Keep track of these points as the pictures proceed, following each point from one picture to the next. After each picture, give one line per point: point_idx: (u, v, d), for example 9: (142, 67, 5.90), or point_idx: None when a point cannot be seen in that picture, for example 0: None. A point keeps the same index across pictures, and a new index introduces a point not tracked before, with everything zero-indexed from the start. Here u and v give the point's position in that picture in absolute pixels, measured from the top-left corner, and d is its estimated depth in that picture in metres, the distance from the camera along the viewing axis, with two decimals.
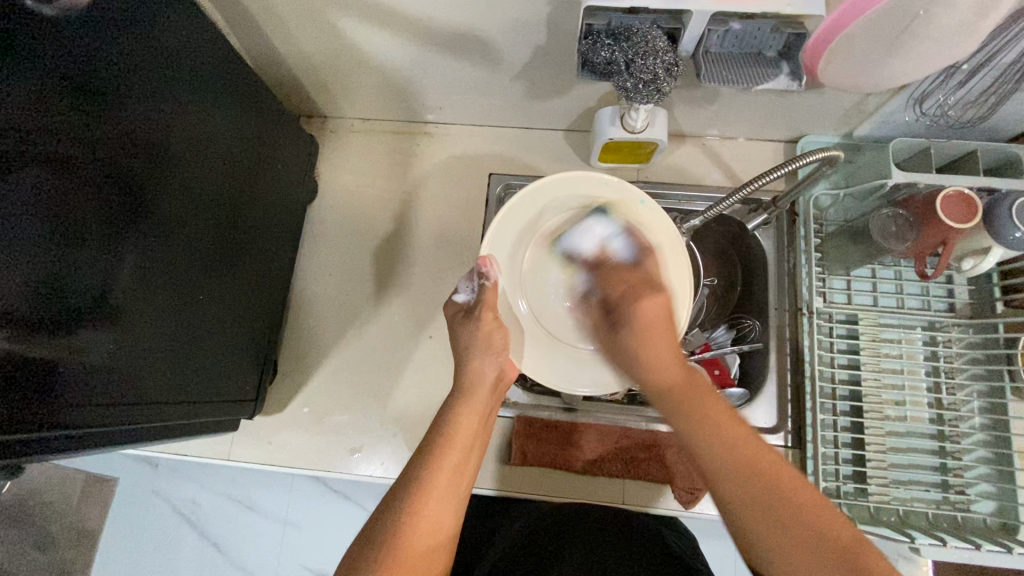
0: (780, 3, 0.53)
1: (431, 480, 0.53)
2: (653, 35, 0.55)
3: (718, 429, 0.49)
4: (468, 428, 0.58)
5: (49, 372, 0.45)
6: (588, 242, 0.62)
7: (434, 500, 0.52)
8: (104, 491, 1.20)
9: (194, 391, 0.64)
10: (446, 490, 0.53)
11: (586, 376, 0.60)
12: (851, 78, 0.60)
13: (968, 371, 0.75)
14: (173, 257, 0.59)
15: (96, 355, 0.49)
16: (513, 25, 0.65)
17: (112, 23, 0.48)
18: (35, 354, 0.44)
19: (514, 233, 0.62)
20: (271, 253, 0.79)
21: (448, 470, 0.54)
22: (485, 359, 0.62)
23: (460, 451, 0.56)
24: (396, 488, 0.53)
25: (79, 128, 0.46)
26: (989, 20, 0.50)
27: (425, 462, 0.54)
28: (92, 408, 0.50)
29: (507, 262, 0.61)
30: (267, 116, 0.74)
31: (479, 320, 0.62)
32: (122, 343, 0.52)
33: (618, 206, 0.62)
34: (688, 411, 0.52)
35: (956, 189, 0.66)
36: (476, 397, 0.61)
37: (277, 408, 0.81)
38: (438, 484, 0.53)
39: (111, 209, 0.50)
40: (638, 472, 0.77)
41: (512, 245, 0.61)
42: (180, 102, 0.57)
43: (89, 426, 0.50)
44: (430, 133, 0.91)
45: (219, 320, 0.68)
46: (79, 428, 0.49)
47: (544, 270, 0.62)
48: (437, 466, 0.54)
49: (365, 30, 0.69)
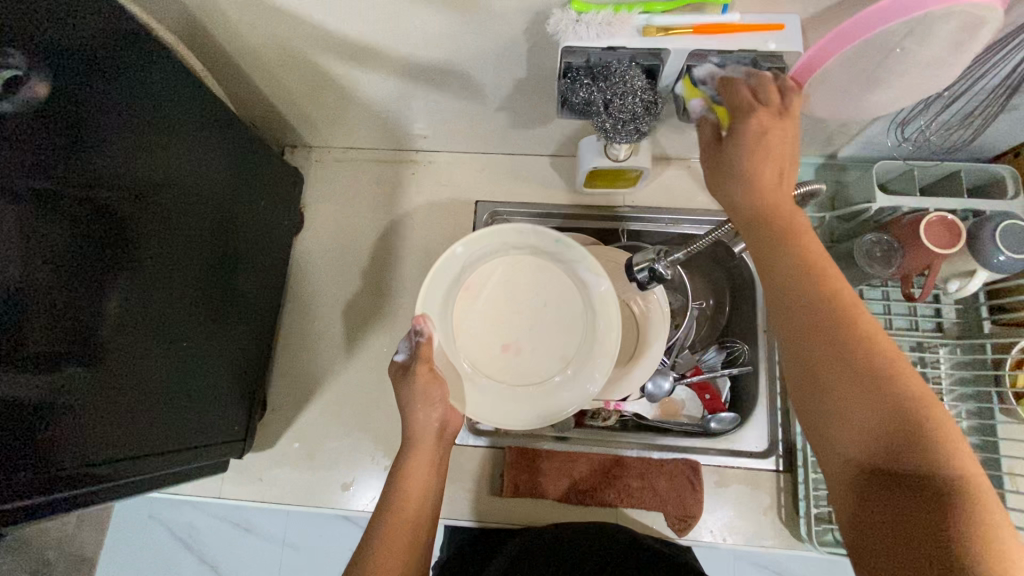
0: (757, 40, 0.53)
1: (385, 540, 0.56)
2: (632, 75, 0.56)
3: (835, 316, 0.42)
4: (418, 479, 0.61)
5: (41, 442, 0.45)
6: (510, 288, 0.71)
7: (388, 559, 0.55)
8: (98, 519, 1.19)
9: (182, 440, 0.64)
10: (401, 545, 0.56)
11: (532, 409, 0.69)
12: (832, 110, 0.60)
13: (956, 392, 0.76)
14: (157, 310, 0.59)
15: (82, 419, 0.49)
16: (494, 60, 0.64)
17: (83, 92, 0.47)
18: (25, 427, 0.44)
19: (444, 289, 0.69)
20: (257, 288, 0.79)
21: (399, 527, 0.57)
22: (427, 407, 0.63)
23: (411, 505, 0.59)
24: (358, 543, 0.57)
25: (58, 169, 0.46)
26: (965, 54, 0.50)
27: (378, 524, 0.58)
28: (81, 473, 0.50)
29: (441, 314, 0.69)
30: (249, 154, 0.73)
31: (416, 374, 0.63)
32: (109, 405, 0.52)
33: (533, 248, 0.71)
34: (807, 294, 0.43)
35: (938, 215, 0.67)
36: (424, 447, 0.63)
37: (266, 444, 0.81)
38: (393, 542, 0.56)
39: (91, 273, 0.50)
40: (630, 500, 0.76)
41: (444, 299, 0.69)
42: (158, 157, 0.56)
43: (79, 490, 0.50)
44: (415, 161, 0.91)
45: (206, 365, 0.68)
46: (67, 473, 0.48)
47: (474, 315, 0.71)
48: (389, 525, 0.57)
49: (346, 67, 0.69)
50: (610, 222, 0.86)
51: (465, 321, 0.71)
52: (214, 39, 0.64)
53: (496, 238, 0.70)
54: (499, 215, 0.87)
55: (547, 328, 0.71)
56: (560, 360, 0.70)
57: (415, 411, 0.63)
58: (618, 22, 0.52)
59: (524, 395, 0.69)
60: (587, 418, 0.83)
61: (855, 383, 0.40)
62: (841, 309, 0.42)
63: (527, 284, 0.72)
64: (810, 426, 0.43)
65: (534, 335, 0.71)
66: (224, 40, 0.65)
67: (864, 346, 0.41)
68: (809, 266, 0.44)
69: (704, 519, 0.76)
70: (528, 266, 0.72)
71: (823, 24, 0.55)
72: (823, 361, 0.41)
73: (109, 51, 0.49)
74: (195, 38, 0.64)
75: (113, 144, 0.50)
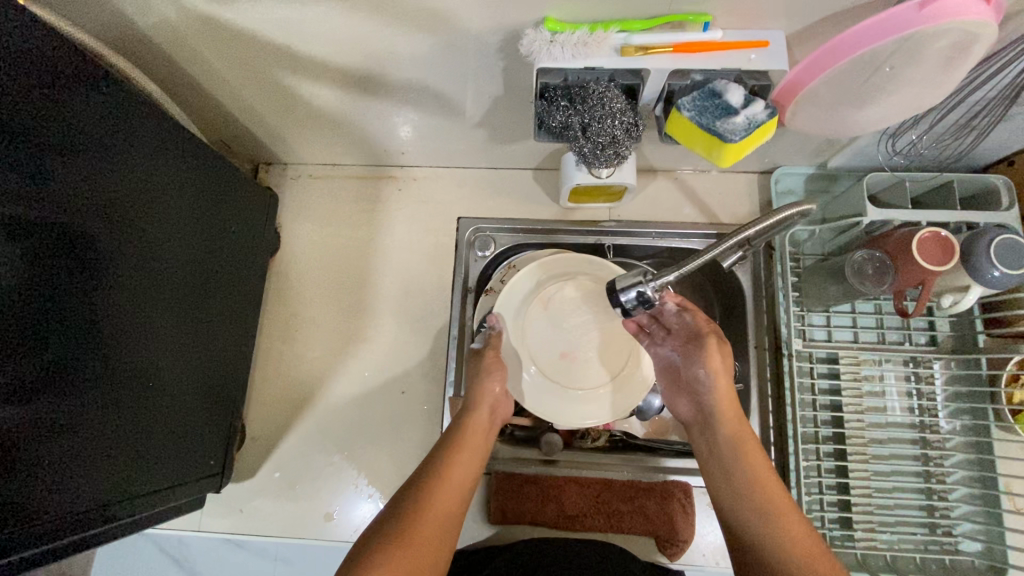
0: (739, 59, 0.51)
1: (444, 476, 0.55)
2: (610, 96, 0.54)
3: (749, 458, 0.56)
4: (476, 434, 0.61)
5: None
6: (573, 308, 0.76)
7: (446, 493, 0.53)
8: None
9: (156, 479, 0.62)
10: (454, 484, 0.55)
11: (577, 412, 0.73)
12: (819, 127, 0.58)
13: (951, 407, 0.75)
14: (127, 346, 0.57)
15: (43, 467, 0.47)
16: (469, 79, 0.62)
17: (25, 129, 0.45)
18: None
19: (520, 298, 0.76)
20: (234, 313, 0.77)
21: (459, 467, 0.56)
22: (491, 381, 0.67)
23: (471, 455, 0.59)
24: (413, 476, 0.55)
25: (26, 193, 0.45)
26: (957, 71, 0.48)
27: (441, 459, 0.57)
28: (41, 525, 0.48)
29: (513, 321, 0.75)
30: (221, 177, 0.71)
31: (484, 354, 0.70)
32: (71, 451, 0.50)
33: (597, 278, 0.76)
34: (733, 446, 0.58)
35: (931, 231, 0.65)
36: (483, 412, 0.64)
37: (247, 474, 0.79)
38: (450, 479, 0.55)
39: (48, 316, 0.47)
40: (620, 525, 0.76)
41: (517, 308, 0.76)
42: (119, 189, 0.54)
43: (48, 534, 0.48)
44: (395, 176, 0.88)
45: (181, 399, 0.66)
46: (31, 507, 0.47)
47: (543, 325, 0.76)
48: (452, 464, 0.56)
49: (315, 87, 0.67)
50: (595, 237, 0.84)
51: (532, 329, 0.75)
52: (174, 62, 0.62)
53: (568, 264, 0.76)
54: (482, 232, 0.85)
55: (604, 348, 0.75)
56: (609, 375, 0.74)
57: (482, 383, 0.67)
58: (594, 42, 0.50)
59: (571, 401, 0.74)
60: (576, 439, 0.80)
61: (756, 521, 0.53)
62: (759, 461, 0.57)
63: (586, 306, 0.76)
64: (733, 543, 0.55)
65: (593, 349, 0.75)
66: (184, 63, 0.62)
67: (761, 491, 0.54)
68: (733, 427, 0.59)
69: (696, 543, 0.74)
70: (589, 291, 0.76)
71: (808, 40, 0.52)
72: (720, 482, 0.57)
73: (53, 83, 0.47)
74: (155, 62, 0.62)
75: (63, 181, 0.48)
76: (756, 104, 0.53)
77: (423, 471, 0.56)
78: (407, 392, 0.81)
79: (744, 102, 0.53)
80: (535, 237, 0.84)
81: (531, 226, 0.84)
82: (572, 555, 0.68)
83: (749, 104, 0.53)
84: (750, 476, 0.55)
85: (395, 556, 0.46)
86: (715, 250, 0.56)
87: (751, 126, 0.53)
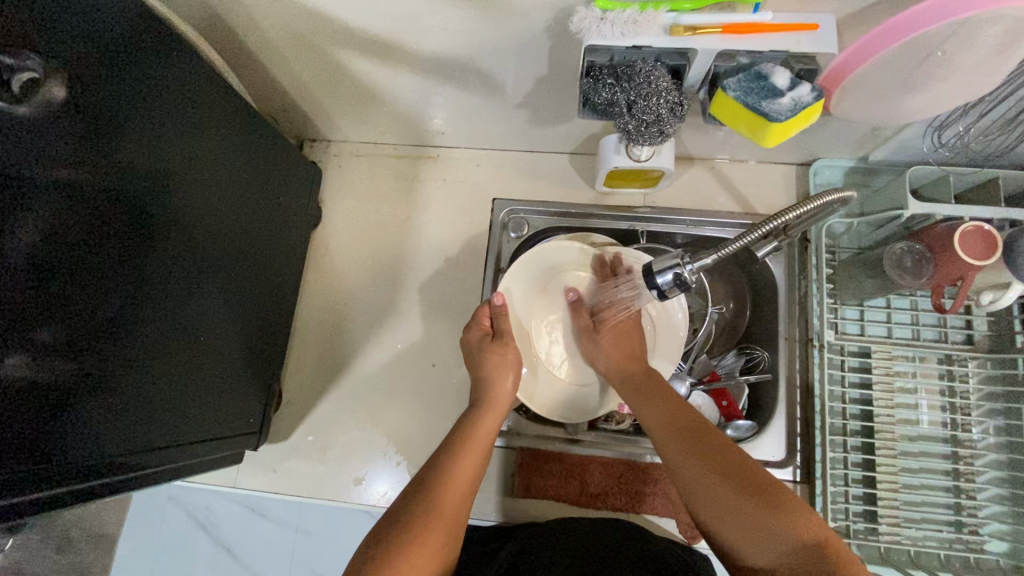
0: (788, 41, 0.51)
1: (452, 476, 0.57)
2: (657, 75, 0.55)
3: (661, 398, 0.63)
4: (486, 432, 0.63)
5: (33, 440, 0.45)
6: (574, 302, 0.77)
7: (448, 494, 0.55)
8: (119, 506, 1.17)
9: (190, 435, 0.64)
10: (461, 485, 0.57)
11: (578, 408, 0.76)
12: (866, 114, 0.58)
13: (984, 407, 0.74)
14: (164, 308, 0.58)
15: (79, 419, 0.49)
16: (514, 58, 0.64)
17: (96, 97, 0.46)
18: (40, 416, 0.45)
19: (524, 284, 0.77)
20: (274, 280, 0.79)
21: (465, 471, 0.58)
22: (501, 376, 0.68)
23: (475, 457, 0.60)
24: (424, 469, 0.58)
25: (91, 157, 0.47)
26: (1012, 57, 0.48)
27: (452, 457, 0.59)
28: (75, 473, 0.49)
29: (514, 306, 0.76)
30: (266, 150, 0.73)
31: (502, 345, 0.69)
32: (110, 407, 0.52)
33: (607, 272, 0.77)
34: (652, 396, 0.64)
35: (973, 224, 0.64)
36: (491, 417, 0.65)
37: (282, 436, 0.82)
38: (456, 479, 0.57)
39: (95, 272, 0.49)
40: (641, 505, 0.76)
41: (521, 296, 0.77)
42: (170, 154, 0.55)
43: (99, 477, 0.52)
44: (434, 156, 0.90)
45: (218, 363, 0.68)
46: (82, 454, 0.50)
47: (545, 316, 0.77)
48: (456, 468, 0.58)
49: (365, 63, 0.69)
50: (629, 223, 0.84)
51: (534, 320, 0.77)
52: (234, 33, 0.65)
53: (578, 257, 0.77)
54: (516, 214, 0.86)
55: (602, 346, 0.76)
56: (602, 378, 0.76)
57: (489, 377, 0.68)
58: (644, 21, 0.50)
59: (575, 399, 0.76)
60: (601, 422, 0.80)
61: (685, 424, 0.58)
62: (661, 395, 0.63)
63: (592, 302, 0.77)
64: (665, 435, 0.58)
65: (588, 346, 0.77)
66: (244, 35, 0.65)
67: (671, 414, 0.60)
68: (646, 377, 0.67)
69: None
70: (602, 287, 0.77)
71: (859, 24, 0.52)
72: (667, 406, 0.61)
73: (119, 50, 0.48)
74: (216, 33, 0.65)
75: (126, 146, 0.50)
76: (802, 86, 0.53)
77: (430, 474, 0.57)
78: (437, 365, 0.83)
79: (789, 84, 0.53)
80: (569, 220, 0.85)
81: (565, 209, 0.85)
82: (596, 529, 0.70)
83: (795, 86, 0.53)
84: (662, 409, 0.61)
85: (404, 561, 0.49)
86: (747, 236, 0.58)
87: (797, 106, 0.53)
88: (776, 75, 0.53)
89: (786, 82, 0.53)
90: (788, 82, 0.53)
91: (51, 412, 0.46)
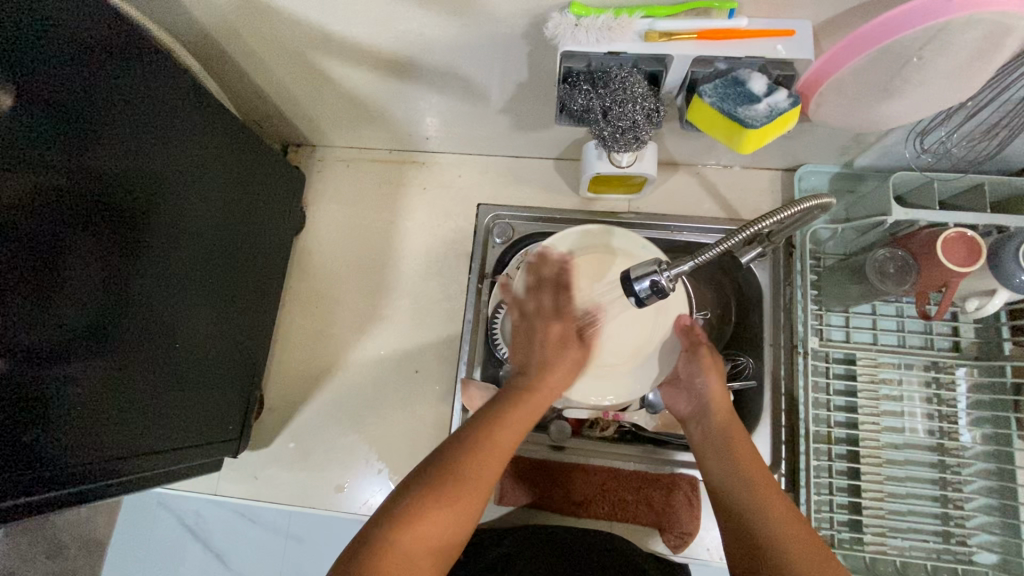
0: (763, 47, 0.51)
1: (498, 424, 0.53)
2: (632, 81, 0.54)
3: (732, 449, 0.59)
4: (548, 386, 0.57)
5: (2, 446, 0.44)
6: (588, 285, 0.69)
7: (493, 450, 0.52)
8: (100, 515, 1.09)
9: (171, 440, 0.64)
10: (507, 438, 0.53)
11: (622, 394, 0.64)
12: (845, 120, 0.58)
13: (972, 415, 0.73)
14: (145, 313, 0.58)
15: (50, 427, 0.48)
16: (493, 64, 0.63)
17: (67, 102, 0.47)
18: (16, 421, 0.45)
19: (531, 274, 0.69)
20: (257, 285, 0.79)
21: (512, 425, 0.54)
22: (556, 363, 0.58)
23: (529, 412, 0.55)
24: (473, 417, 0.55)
25: (65, 164, 0.47)
26: (991, 64, 0.47)
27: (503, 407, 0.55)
28: (44, 481, 0.49)
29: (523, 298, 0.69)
30: (248, 157, 0.73)
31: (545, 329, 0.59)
32: (81, 414, 0.51)
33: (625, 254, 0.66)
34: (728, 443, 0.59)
35: (956, 230, 0.63)
36: (549, 391, 0.57)
37: (264, 443, 0.82)
38: (498, 446, 0.52)
39: (64, 279, 0.48)
40: (625, 513, 0.76)
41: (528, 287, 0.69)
42: (145, 160, 0.55)
43: (76, 482, 0.52)
44: (419, 161, 0.90)
45: (197, 369, 0.67)
46: (59, 459, 0.50)
47: None
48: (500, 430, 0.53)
49: (345, 69, 0.68)
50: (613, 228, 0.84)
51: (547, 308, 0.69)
52: (215, 41, 0.65)
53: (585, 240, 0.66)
54: (501, 219, 0.86)
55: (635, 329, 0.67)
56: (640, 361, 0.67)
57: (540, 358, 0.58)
58: (618, 27, 0.50)
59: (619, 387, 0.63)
60: (585, 428, 0.79)
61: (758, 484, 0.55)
62: (741, 446, 0.59)
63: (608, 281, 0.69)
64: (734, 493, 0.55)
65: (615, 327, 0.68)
66: (224, 42, 0.65)
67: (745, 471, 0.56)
68: (725, 422, 0.61)
69: (703, 536, 0.74)
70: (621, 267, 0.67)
71: (836, 30, 0.52)
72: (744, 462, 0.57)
73: (92, 57, 0.49)
74: (196, 39, 0.65)
75: (104, 151, 0.50)
76: (778, 93, 0.53)
77: (479, 423, 0.54)
78: (420, 371, 0.83)
79: (766, 90, 0.53)
80: (554, 226, 0.85)
81: (550, 214, 0.85)
82: (577, 543, 0.70)
83: (772, 92, 0.53)
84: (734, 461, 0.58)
85: (432, 511, 0.48)
86: (733, 240, 0.55)
87: (774, 112, 0.52)
88: (754, 80, 0.53)
89: (763, 89, 0.53)
90: (766, 88, 0.53)
91: (26, 417, 0.46)
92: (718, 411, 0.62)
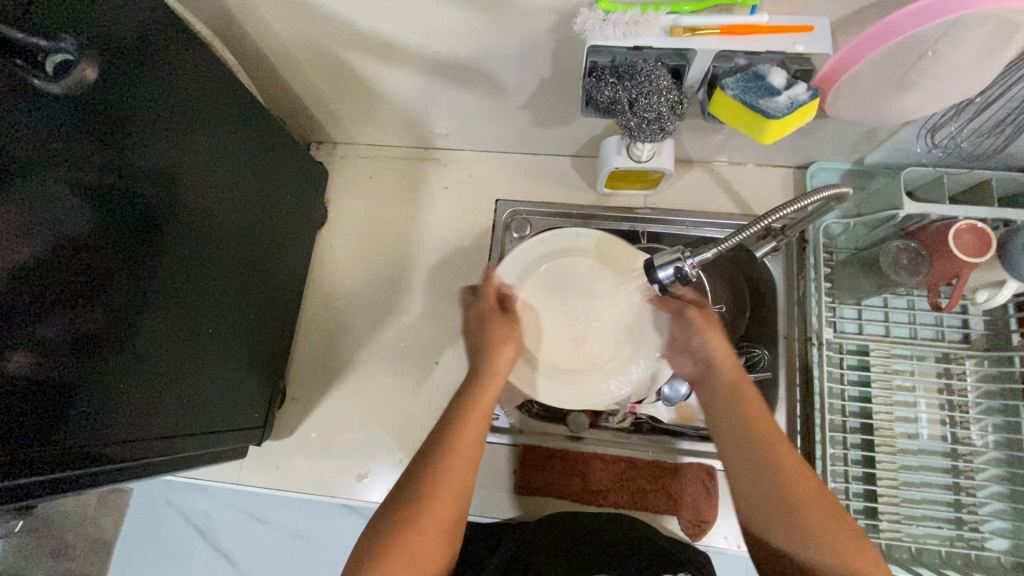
0: (784, 41, 0.53)
1: (452, 449, 0.55)
2: (658, 74, 0.56)
3: (738, 399, 0.58)
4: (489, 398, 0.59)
5: (45, 433, 0.45)
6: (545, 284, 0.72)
7: (452, 473, 0.54)
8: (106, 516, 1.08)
9: (198, 427, 0.65)
10: (466, 457, 0.55)
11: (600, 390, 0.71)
12: (859, 113, 0.60)
13: (982, 405, 0.75)
14: (171, 302, 0.59)
15: (89, 414, 0.49)
16: (519, 61, 0.65)
17: (109, 99, 0.47)
18: (57, 408, 0.46)
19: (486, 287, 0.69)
20: (279, 277, 0.80)
21: (467, 443, 0.56)
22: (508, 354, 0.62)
23: (477, 424, 0.57)
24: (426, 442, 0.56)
25: (102, 158, 0.47)
26: (1002, 56, 0.49)
27: (450, 429, 0.56)
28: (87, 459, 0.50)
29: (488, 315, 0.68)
30: (273, 154, 0.74)
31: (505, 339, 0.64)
32: (110, 396, 0.51)
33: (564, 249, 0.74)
34: (732, 397, 0.59)
35: (968, 223, 0.65)
36: (496, 378, 0.61)
37: (285, 433, 0.83)
38: (451, 470, 0.54)
39: (103, 261, 0.49)
40: (643, 502, 0.77)
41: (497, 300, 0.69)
42: (178, 150, 0.56)
43: (116, 465, 0.53)
44: (438, 158, 0.92)
45: (220, 359, 0.68)
46: (98, 445, 0.51)
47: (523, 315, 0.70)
48: (452, 451, 0.55)
49: (372, 64, 0.70)
50: (629, 223, 0.86)
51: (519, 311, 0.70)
52: (248, 36, 0.67)
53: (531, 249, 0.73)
54: (519, 214, 0.88)
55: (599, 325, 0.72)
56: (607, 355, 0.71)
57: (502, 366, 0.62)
58: (645, 21, 0.52)
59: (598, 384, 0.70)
60: (602, 420, 0.80)
61: (770, 439, 0.56)
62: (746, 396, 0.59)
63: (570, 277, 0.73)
64: (738, 449, 0.57)
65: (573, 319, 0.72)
66: (257, 37, 0.67)
67: (755, 424, 0.57)
68: (731, 374, 0.60)
69: (721, 523, 0.75)
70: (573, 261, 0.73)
71: (853, 26, 0.54)
72: (752, 413, 0.57)
73: (130, 53, 0.49)
74: (230, 34, 0.67)
75: (138, 146, 0.51)
76: (797, 86, 0.55)
77: (430, 449, 0.55)
78: (439, 363, 0.84)
79: (785, 83, 0.55)
80: (571, 221, 0.87)
81: (567, 209, 0.87)
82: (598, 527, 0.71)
83: (791, 86, 0.55)
84: (743, 414, 0.58)
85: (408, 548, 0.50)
86: (747, 233, 0.57)
87: (794, 104, 0.54)
88: (775, 75, 0.55)
89: (783, 82, 0.55)
90: (785, 82, 0.55)
91: (66, 406, 0.47)
92: (724, 363, 0.61)
